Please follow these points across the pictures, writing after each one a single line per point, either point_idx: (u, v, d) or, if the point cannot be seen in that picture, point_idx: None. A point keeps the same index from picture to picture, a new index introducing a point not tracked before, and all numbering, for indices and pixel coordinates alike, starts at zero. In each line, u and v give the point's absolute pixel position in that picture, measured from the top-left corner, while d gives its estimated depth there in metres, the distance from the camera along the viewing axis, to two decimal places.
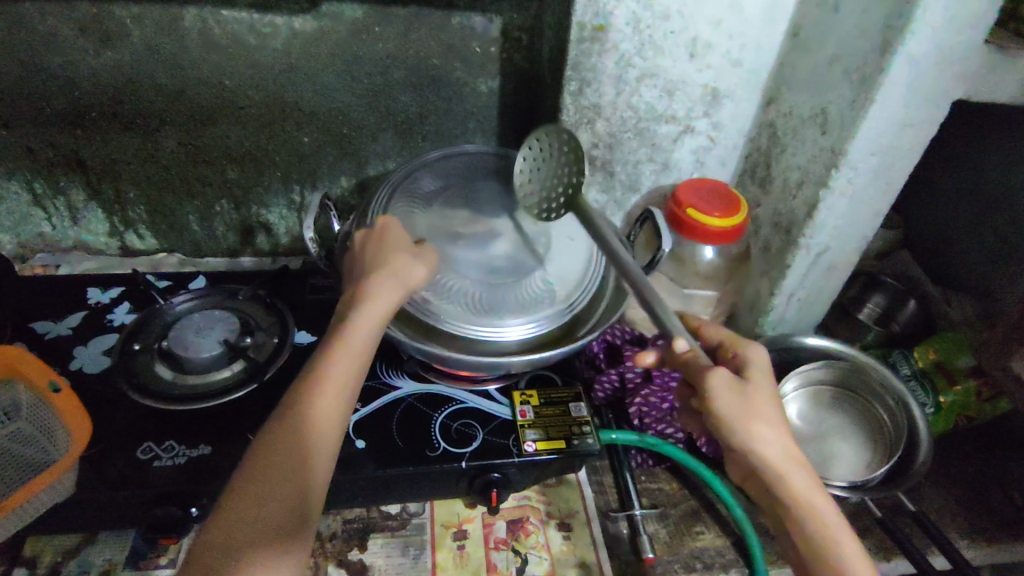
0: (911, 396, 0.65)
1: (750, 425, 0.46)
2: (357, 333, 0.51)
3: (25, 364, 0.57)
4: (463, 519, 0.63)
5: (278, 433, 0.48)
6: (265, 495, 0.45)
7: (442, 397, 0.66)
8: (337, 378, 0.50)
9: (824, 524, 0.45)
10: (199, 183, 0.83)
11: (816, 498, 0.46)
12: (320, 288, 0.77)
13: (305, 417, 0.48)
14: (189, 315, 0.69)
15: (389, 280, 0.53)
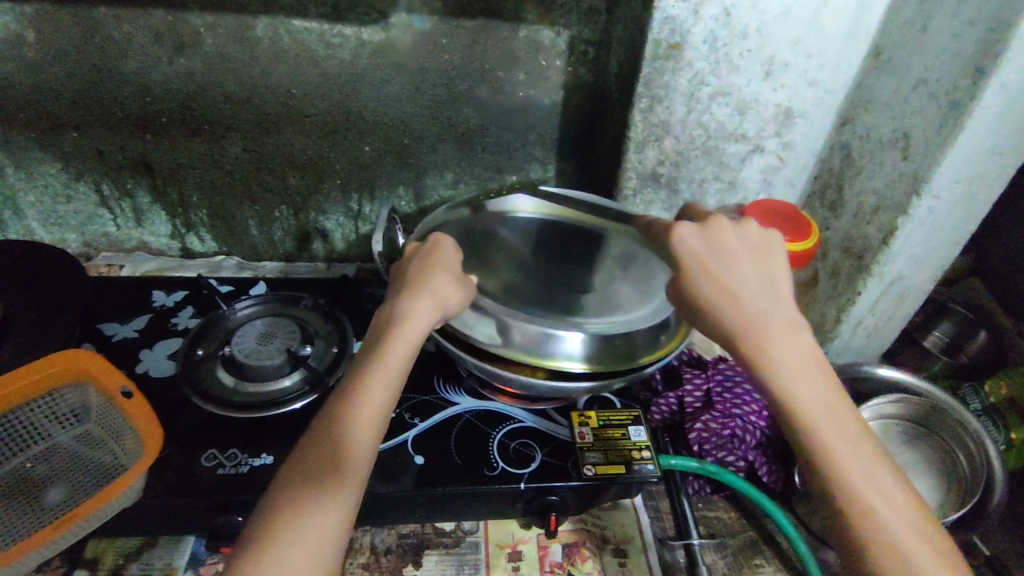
0: (991, 439, 0.62)
1: (709, 296, 0.45)
2: (392, 352, 0.48)
3: (97, 367, 0.57)
4: (517, 539, 0.63)
5: (309, 464, 0.44)
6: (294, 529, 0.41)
7: (500, 414, 0.66)
8: (369, 407, 0.46)
9: (814, 414, 0.41)
10: (261, 189, 0.84)
11: (804, 385, 0.42)
12: (377, 298, 0.77)
13: (338, 450, 0.44)
14: (251, 322, 0.70)
15: (428, 302, 0.51)
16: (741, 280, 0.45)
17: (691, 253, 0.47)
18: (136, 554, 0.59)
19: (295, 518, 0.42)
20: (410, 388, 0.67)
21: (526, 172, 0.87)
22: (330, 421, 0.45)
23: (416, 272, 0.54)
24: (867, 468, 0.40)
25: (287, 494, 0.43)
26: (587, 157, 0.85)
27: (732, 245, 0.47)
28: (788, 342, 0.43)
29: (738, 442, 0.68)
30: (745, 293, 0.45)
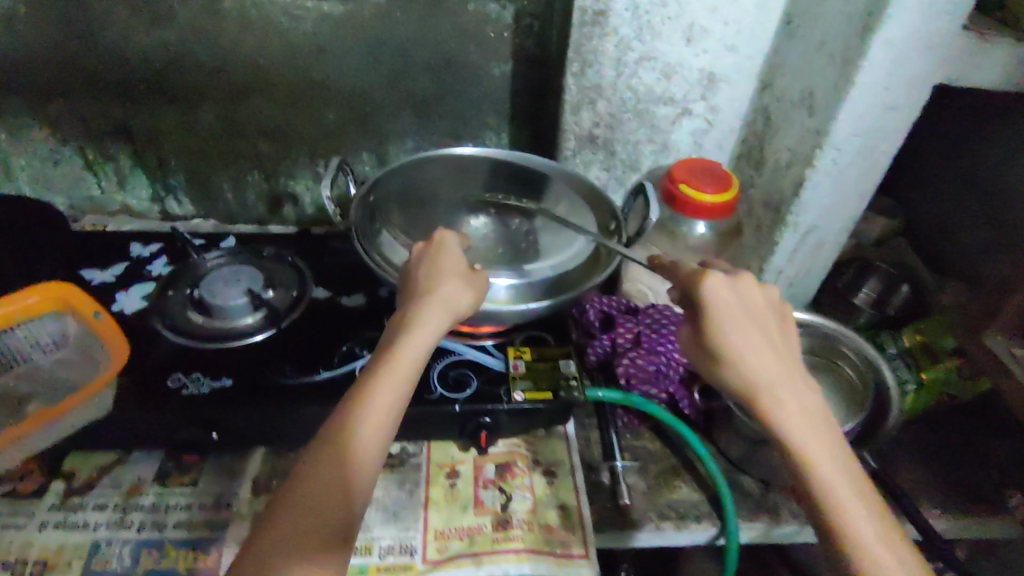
0: (881, 359, 0.67)
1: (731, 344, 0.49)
2: (402, 361, 0.51)
3: (72, 296, 0.64)
4: (455, 461, 0.69)
5: (309, 483, 0.45)
6: (294, 551, 0.43)
7: (442, 349, 0.72)
8: (376, 421, 0.48)
9: (820, 460, 0.46)
10: (235, 154, 0.91)
11: (812, 434, 0.47)
12: (338, 250, 0.84)
13: (338, 470, 0.46)
14: (218, 269, 0.76)
15: (439, 315, 0.54)
16: (758, 334, 0.50)
17: (721, 302, 0.50)
18: (109, 469, 0.66)
19: (296, 539, 0.43)
20: (362, 326, 0.74)
21: (482, 139, 0.93)
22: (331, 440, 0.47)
23: (430, 279, 0.57)
24: (864, 507, 0.44)
25: (287, 513, 0.44)
26: (537, 125, 0.91)
27: (756, 301, 0.51)
28: (797, 394, 0.48)
29: (662, 377, 0.74)
30: (760, 348, 0.49)
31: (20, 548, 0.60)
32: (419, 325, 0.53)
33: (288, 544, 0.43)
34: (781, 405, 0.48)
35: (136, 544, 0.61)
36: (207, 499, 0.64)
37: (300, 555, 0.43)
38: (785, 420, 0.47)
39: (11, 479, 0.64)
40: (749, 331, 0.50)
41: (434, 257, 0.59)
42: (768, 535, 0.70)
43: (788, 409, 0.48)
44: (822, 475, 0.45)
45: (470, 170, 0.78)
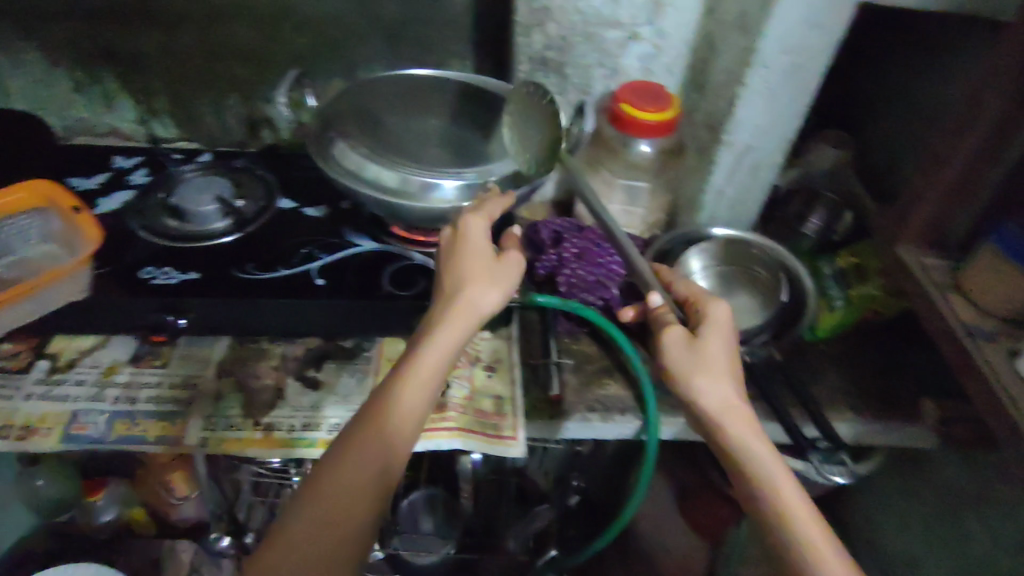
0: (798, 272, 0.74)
1: (689, 379, 0.57)
2: (426, 361, 0.55)
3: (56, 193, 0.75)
4: (404, 355, 0.76)
5: (344, 476, 0.50)
6: (320, 533, 0.49)
7: (394, 255, 0.78)
8: (404, 418, 0.53)
9: (774, 475, 0.52)
10: (213, 78, 0.96)
11: (770, 455, 0.53)
12: (306, 167, 0.89)
13: (371, 463, 0.51)
14: (191, 179, 0.82)
15: (459, 318, 0.57)
16: (722, 366, 0.57)
17: (679, 345, 0.58)
18: (89, 351, 0.73)
19: (325, 524, 0.49)
20: (322, 233, 0.79)
21: (448, 67, 0.97)
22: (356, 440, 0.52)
23: (454, 277, 0.59)
24: (808, 517, 0.51)
25: (320, 496, 0.50)
26: (500, 53, 0.95)
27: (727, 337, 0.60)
28: (746, 417, 0.55)
29: (601, 286, 0.79)
30: (718, 378, 0.56)
31: (9, 414, 0.67)
32: (449, 328, 0.57)
33: (313, 529, 0.49)
34: (737, 430, 0.55)
35: (110, 414, 0.68)
36: (175, 379, 0.71)
37: (331, 537, 0.49)
38: (739, 441, 0.54)
39: (2, 357, 0.71)
40: (721, 365, 0.57)
41: (455, 249, 0.61)
42: (689, 431, 0.75)
43: (736, 431, 0.55)
44: (767, 490, 0.52)
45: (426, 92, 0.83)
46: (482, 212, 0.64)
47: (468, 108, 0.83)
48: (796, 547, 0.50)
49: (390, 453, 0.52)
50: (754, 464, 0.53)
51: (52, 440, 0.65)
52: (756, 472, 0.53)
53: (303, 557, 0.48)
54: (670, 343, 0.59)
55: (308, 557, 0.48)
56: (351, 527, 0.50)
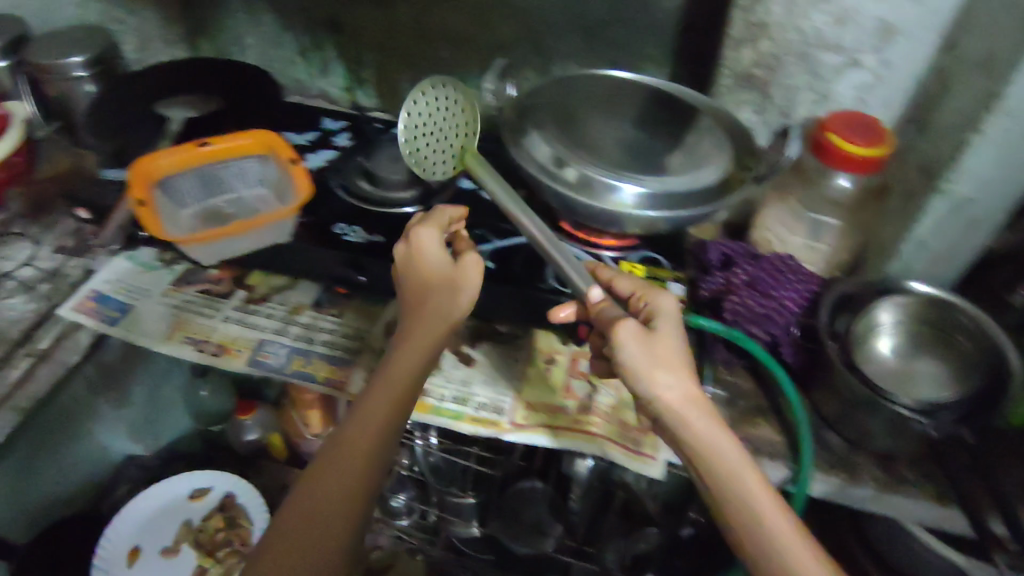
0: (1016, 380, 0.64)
1: (639, 379, 0.54)
2: (403, 364, 0.60)
3: (279, 144, 0.78)
4: (555, 350, 0.77)
5: (329, 469, 0.55)
6: (322, 521, 0.53)
7: (562, 250, 0.78)
8: (381, 398, 0.58)
9: (747, 486, 0.51)
10: (421, 56, 1.02)
11: (741, 464, 0.52)
12: (491, 153, 0.92)
13: (357, 449, 0.56)
14: (389, 150, 0.88)
15: (430, 312, 0.62)
16: (677, 361, 0.55)
17: (636, 346, 0.54)
18: (279, 290, 0.81)
19: (318, 512, 0.54)
20: (497, 219, 0.82)
21: (641, 72, 0.96)
22: (333, 442, 0.57)
23: (422, 277, 0.64)
24: (788, 529, 0.50)
25: (311, 493, 0.54)
26: (698, 64, 0.92)
27: (669, 336, 0.56)
28: (711, 420, 0.53)
29: (770, 321, 0.74)
30: (677, 375, 0.54)
31: (208, 331, 0.76)
32: (427, 329, 0.62)
33: (313, 516, 0.53)
34: (704, 434, 0.52)
35: (290, 349, 0.75)
36: (347, 329, 0.77)
37: (331, 523, 0.53)
38: (711, 456, 0.52)
39: (208, 280, 0.80)
40: (671, 369, 0.54)
41: (416, 257, 0.65)
42: (841, 492, 0.70)
43: (697, 433, 0.52)
44: (740, 501, 0.51)
45: (625, 95, 0.84)
46: (432, 223, 0.67)
47: (667, 115, 0.82)
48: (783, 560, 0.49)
49: (367, 442, 0.56)
50: (725, 474, 0.52)
51: (240, 362, 0.73)
52: (735, 489, 0.51)
53: (309, 547, 0.52)
54: (624, 344, 0.54)
55: (315, 549, 0.52)
56: (338, 513, 0.53)
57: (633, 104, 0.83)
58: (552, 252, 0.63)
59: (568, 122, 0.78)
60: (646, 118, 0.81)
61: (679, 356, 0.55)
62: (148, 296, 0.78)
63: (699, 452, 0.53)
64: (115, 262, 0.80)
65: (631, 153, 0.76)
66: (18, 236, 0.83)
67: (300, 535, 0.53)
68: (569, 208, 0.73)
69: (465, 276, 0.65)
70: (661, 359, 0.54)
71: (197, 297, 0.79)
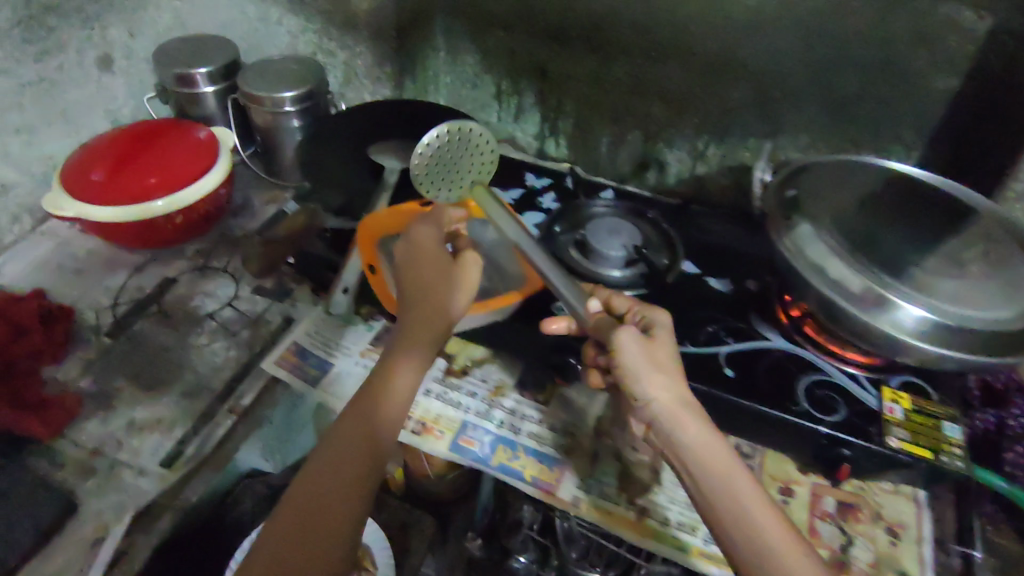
0: None
1: (636, 380, 0.56)
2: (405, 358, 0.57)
3: None
4: (793, 479, 0.67)
5: (332, 450, 0.54)
6: (325, 499, 0.52)
7: (811, 363, 0.69)
8: (393, 399, 0.56)
9: (725, 482, 0.52)
10: (626, 112, 0.92)
11: (733, 469, 0.53)
12: (709, 231, 0.84)
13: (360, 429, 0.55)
14: (602, 218, 0.80)
15: (423, 287, 0.60)
16: (672, 365, 0.57)
17: (633, 348, 0.56)
18: (480, 363, 0.74)
19: (324, 495, 0.52)
20: (729, 315, 0.73)
21: (885, 153, 0.83)
22: (335, 438, 0.55)
23: (415, 261, 0.61)
24: (783, 534, 0.50)
25: (317, 480, 0.52)
26: (963, 154, 0.78)
27: (659, 350, 0.57)
28: (699, 425, 0.54)
29: None
30: (670, 377, 0.56)
31: (409, 405, 0.70)
32: (424, 315, 0.58)
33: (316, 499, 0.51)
34: (695, 435, 0.54)
35: (495, 436, 0.68)
36: (556, 422, 0.70)
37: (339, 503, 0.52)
38: (703, 458, 0.53)
39: None
40: (665, 373, 0.55)
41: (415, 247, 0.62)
42: None
43: (687, 436, 0.54)
44: (729, 501, 0.51)
45: (890, 195, 0.72)
46: (431, 221, 0.63)
47: (955, 225, 0.69)
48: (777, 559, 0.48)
49: (373, 421, 0.55)
50: (722, 478, 0.52)
51: (443, 445, 0.68)
52: (715, 485, 0.52)
53: (314, 528, 0.51)
54: (622, 351, 0.56)
55: (326, 520, 0.51)
56: (343, 495, 0.52)
57: (911, 207, 0.71)
58: (556, 274, 0.60)
59: (840, 220, 0.68)
60: (934, 224, 0.69)
61: (668, 359, 0.57)
62: (347, 354, 0.74)
63: (682, 451, 0.54)
64: (315, 313, 0.76)
65: (923, 266, 0.64)
66: (219, 272, 0.80)
67: (294, 527, 0.50)
68: (837, 321, 0.64)
69: (464, 281, 0.60)
70: (648, 361, 0.56)
71: None
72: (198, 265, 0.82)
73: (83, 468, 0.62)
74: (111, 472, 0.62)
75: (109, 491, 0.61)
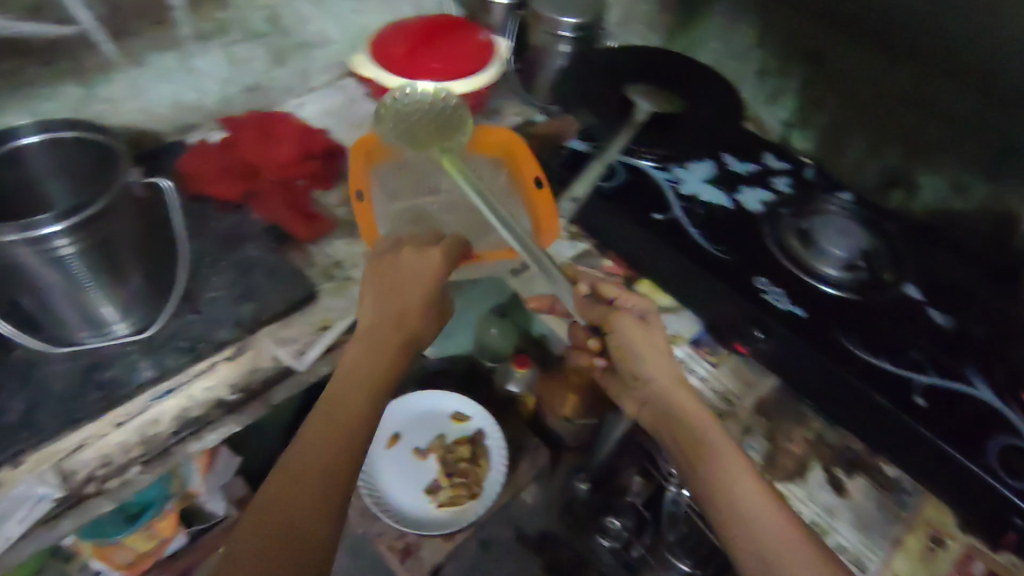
0: None
1: (636, 365, 0.67)
2: (365, 339, 0.64)
3: (525, 158, 0.80)
4: (947, 532, 0.64)
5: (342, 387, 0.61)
6: (324, 421, 0.59)
7: (1011, 425, 0.63)
8: (354, 358, 0.63)
9: (730, 477, 0.57)
10: (892, 122, 0.88)
11: (738, 466, 0.58)
12: (947, 267, 0.78)
13: (363, 374, 0.62)
14: (834, 215, 0.78)
15: (410, 287, 0.66)
16: (660, 346, 0.67)
17: (626, 330, 0.68)
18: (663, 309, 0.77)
19: (328, 430, 0.57)
20: (940, 352, 0.69)
21: None
22: (335, 392, 0.61)
23: (397, 262, 0.67)
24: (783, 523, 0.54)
25: (309, 447, 0.56)
26: None
27: (636, 337, 0.68)
28: (705, 420, 0.61)
29: None
30: (660, 372, 0.65)
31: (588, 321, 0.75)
32: (396, 315, 0.65)
33: (306, 459, 0.56)
34: (705, 427, 0.61)
35: None
36: (721, 386, 0.71)
37: (323, 455, 0.56)
38: (713, 453, 0.59)
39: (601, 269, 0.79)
40: (657, 373, 0.65)
41: (400, 263, 0.67)
42: None
43: (697, 424, 0.61)
44: (733, 486, 0.56)
45: None
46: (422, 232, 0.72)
47: None
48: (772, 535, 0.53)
49: (343, 380, 0.61)
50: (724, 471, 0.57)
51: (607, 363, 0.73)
52: (724, 477, 0.57)
53: (312, 484, 0.55)
54: (619, 333, 0.68)
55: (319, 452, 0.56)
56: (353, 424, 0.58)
57: None
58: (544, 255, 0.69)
59: None
60: None
61: (661, 347, 0.68)
62: None
63: (694, 439, 0.61)
64: None
65: None
66: None
67: (308, 444, 0.57)
68: None
69: (412, 273, 0.67)
70: (631, 346, 0.68)
71: (589, 282, 0.79)
72: None
73: (326, 272, 0.74)
74: (343, 281, 0.74)
75: (341, 296, 0.72)
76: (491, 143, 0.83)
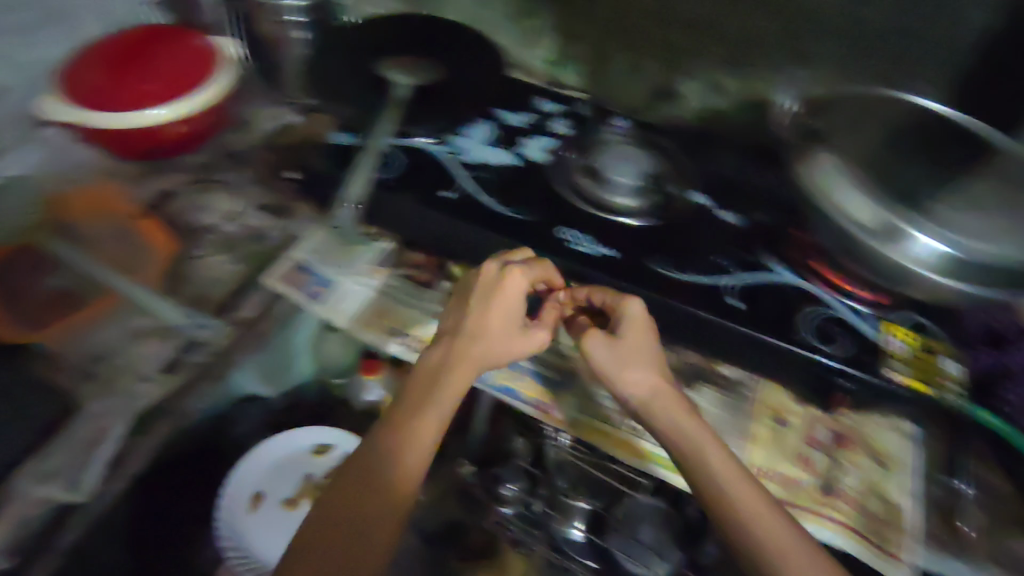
0: None
1: (618, 374, 0.60)
2: (429, 413, 0.56)
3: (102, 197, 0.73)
4: (790, 411, 0.68)
5: (352, 464, 0.54)
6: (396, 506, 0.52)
7: (812, 295, 0.68)
8: (419, 428, 0.56)
9: (727, 471, 0.54)
10: (637, 35, 0.90)
11: (737, 469, 0.54)
12: (723, 164, 0.82)
13: (397, 449, 0.54)
14: (613, 147, 0.78)
15: (478, 339, 0.60)
16: (648, 358, 0.60)
17: (600, 351, 0.61)
18: None
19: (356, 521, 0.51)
20: (736, 248, 0.72)
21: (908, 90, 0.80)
22: (378, 483, 0.53)
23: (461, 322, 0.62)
24: (765, 511, 0.52)
25: (367, 494, 0.52)
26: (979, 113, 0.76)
27: (630, 335, 0.61)
28: (683, 411, 0.58)
29: None
30: (646, 370, 0.60)
31: (412, 324, 0.70)
32: (423, 378, 0.59)
33: (366, 533, 0.50)
34: (709, 453, 0.55)
35: None
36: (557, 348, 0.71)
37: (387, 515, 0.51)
38: (706, 468, 0.54)
39: (410, 267, 0.75)
40: (625, 373, 0.59)
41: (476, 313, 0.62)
42: None
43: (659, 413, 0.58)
44: (749, 501, 0.53)
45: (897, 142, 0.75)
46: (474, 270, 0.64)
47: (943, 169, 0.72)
48: (761, 534, 0.51)
49: (392, 450, 0.54)
50: (704, 469, 0.54)
51: None
52: (714, 484, 0.54)
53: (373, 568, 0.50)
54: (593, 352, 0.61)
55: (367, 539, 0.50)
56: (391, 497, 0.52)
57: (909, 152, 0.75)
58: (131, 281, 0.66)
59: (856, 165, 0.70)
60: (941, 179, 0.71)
61: (645, 344, 0.61)
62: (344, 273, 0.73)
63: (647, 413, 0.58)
64: (315, 235, 0.75)
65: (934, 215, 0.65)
66: (219, 186, 0.79)
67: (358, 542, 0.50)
68: (852, 256, 0.64)
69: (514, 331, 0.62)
70: (606, 363, 0.60)
71: (400, 282, 0.74)
72: (197, 179, 0.79)
73: (81, 373, 0.60)
74: (110, 379, 0.60)
75: (114, 393, 0.59)
76: (90, 194, 0.72)
